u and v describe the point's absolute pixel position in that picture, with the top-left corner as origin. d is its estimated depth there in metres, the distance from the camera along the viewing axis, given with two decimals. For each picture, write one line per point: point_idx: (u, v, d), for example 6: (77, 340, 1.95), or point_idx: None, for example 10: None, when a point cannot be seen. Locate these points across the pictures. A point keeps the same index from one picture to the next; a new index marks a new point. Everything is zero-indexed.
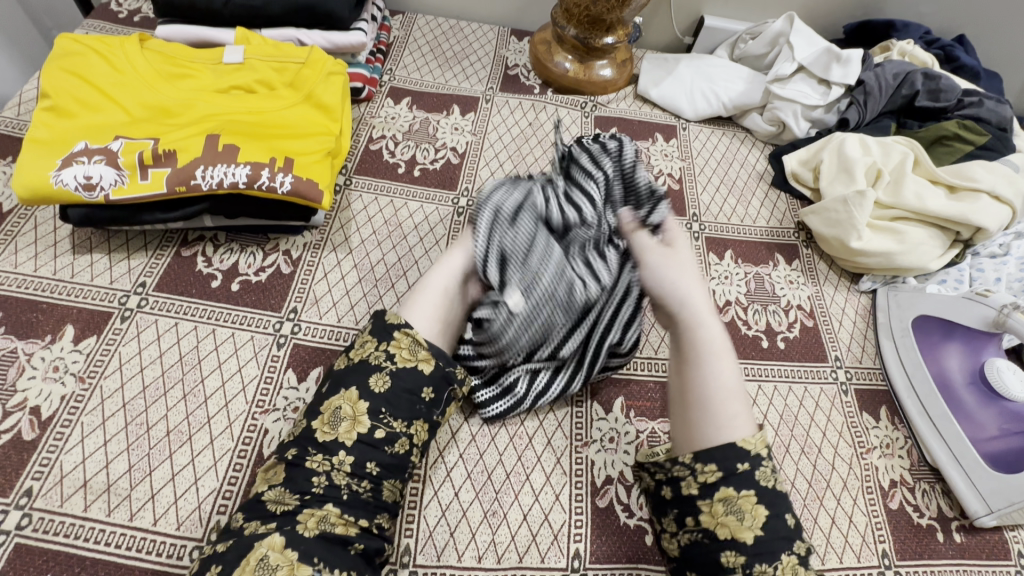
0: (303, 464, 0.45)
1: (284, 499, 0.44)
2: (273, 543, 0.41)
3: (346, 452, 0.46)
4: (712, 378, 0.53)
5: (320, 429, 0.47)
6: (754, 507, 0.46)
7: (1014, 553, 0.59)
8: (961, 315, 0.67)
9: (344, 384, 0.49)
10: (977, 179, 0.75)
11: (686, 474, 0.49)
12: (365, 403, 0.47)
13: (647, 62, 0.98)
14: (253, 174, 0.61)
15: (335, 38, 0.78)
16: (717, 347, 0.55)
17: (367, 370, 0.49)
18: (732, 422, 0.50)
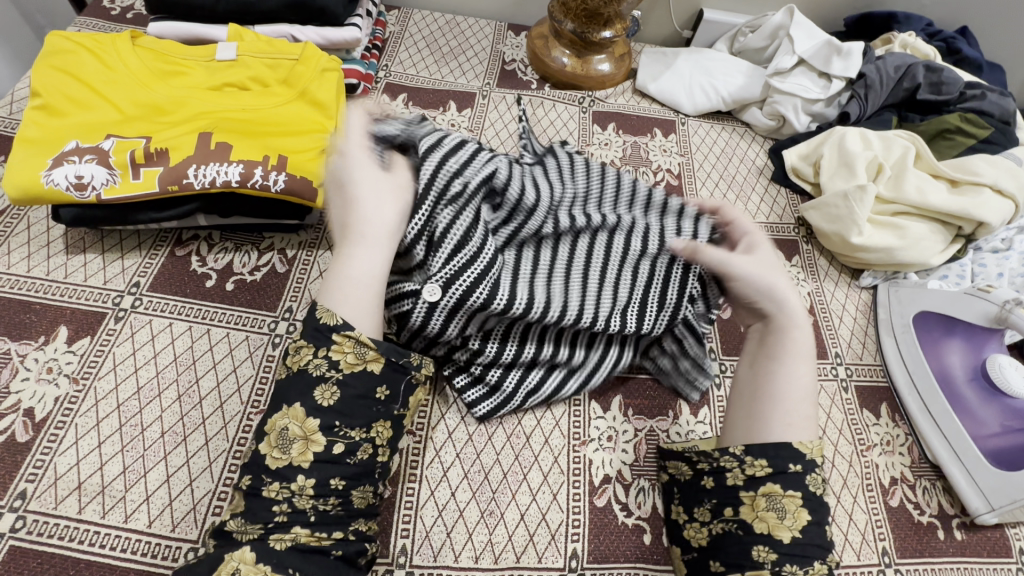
0: (261, 494, 0.44)
1: (248, 529, 0.43)
2: (244, 557, 0.42)
3: (304, 475, 0.44)
4: (791, 376, 0.52)
5: (269, 454, 0.44)
6: (797, 508, 0.46)
7: (1016, 550, 0.59)
8: (963, 311, 0.66)
9: (288, 400, 0.45)
10: (980, 173, 0.74)
11: (733, 466, 0.49)
12: (315, 420, 0.45)
13: (646, 56, 0.96)
14: (246, 172, 0.60)
15: (329, 34, 0.77)
16: (804, 349, 0.53)
17: (311, 385, 0.45)
18: (799, 423, 0.50)
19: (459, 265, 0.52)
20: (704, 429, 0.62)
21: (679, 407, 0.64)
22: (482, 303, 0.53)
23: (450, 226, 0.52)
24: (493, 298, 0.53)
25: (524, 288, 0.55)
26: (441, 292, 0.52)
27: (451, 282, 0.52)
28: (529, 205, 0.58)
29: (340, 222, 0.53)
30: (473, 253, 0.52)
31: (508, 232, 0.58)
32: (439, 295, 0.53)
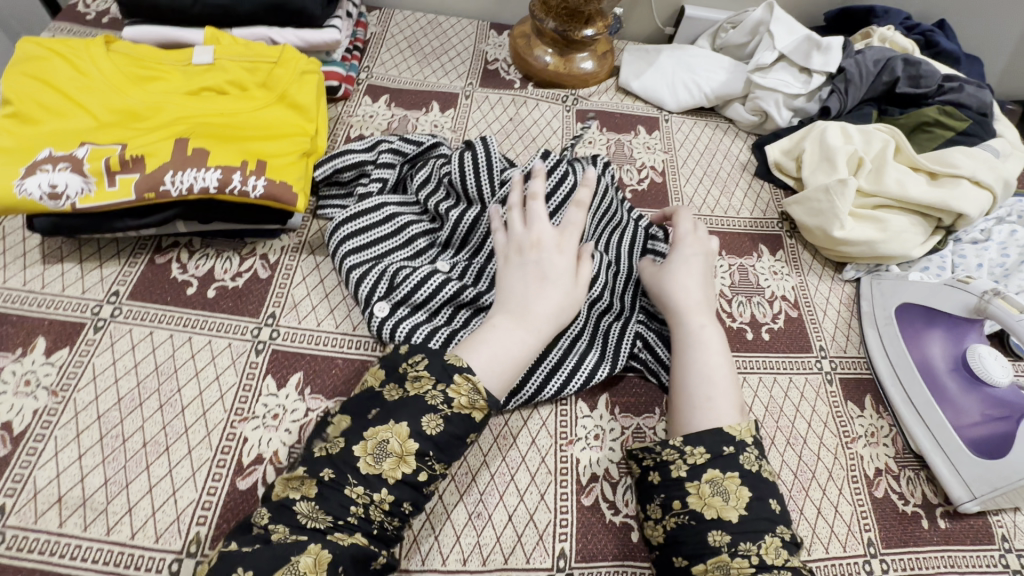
0: (341, 490, 0.44)
1: (317, 516, 0.43)
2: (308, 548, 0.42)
3: (388, 489, 0.45)
4: (694, 363, 0.55)
5: (363, 458, 0.45)
6: (737, 488, 0.47)
7: (998, 537, 0.60)
8: (942, 302, 0.67)
9: (395, 414, 0.46)
10: (957, 166, 0.75)
11: (675, 457, 0.50)
12: (414, 443, 0.45)
13: (628, 53, 0.96)
14: (224, 178, 0.59)
15: (308, 36, 0.76)
16: (708, 340, 0.57)
17: (421, 408, 0.46)
18: (705, 404, 0.52)
19: (471, 255, 0.67)
20: None
21: (666, 404, 0.64)
22: (482, 281, 0.65)
23: (471, 222, 0.67)
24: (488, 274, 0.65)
25: None
26: (454, 273, 0.65)
27: (463, 265, 0.66)
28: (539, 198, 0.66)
29: (514, 297, 0.56)
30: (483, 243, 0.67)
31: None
32: (444, 279, 0.63)
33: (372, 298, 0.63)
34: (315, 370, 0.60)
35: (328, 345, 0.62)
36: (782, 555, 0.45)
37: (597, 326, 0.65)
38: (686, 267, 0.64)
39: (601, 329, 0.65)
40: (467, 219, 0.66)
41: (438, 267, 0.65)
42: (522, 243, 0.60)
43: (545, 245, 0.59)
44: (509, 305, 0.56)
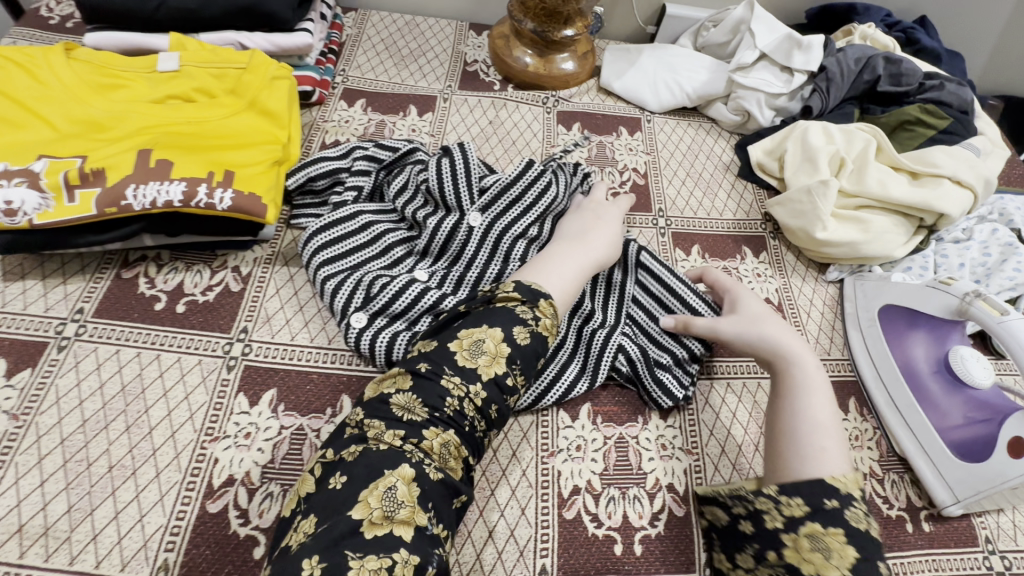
0: (438, 381, 0.49)
1: (413, 409, 0.48)
2: (403, 476, 0.44)
3: (481, 385, 0.50)
4: (803, 413, 0.54)
5: (459, 353, 0.51)
6: (841, 546, 0.44)
7: (982, 539, 0.60)
8: (926, 303, 0.65)
9: (490, 322, 0.52)
10: (938, 165, 0.74)
11: (769, 507, 0.47)
12: (507, 347, 0.51)
13: (610, 53, 0.95)
14: (189, 191, 0.58)
15: (279, 40, 0.74)
16: (812, 388, 0.56)
17: (512, 317, 0.53)
18: (819, 454, 0.50)
19: (450, 263, 0.66)
20: (673, 433, 0.62)
21: (649, 413, 0.63)
22: (461, 290, 0.63)
23: (449, 229, 0.65)
24: (470, 279, 0.64)
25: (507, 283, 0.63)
26: (432, 281, 0.64)
27: (442, 273, 0.65)
28: (521, 202, 0.66)
29: (573, 230, 0.64)
30: (463, 249, 0.65)
31: (502, 226, 0.65)
32: (423, 288, 0.62)
33: (348, 310, 0.61)
34: (289, 386, 0.59)
35: (304, 359, 0.61)
36: None
37: (580, 334, 0.65)
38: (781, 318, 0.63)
39: (585, 337, 0.64)
40: (445, 227, 0.65)
41: (416, 276, 0.64)
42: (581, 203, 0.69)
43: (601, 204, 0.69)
44: (568, 237, 0.63)
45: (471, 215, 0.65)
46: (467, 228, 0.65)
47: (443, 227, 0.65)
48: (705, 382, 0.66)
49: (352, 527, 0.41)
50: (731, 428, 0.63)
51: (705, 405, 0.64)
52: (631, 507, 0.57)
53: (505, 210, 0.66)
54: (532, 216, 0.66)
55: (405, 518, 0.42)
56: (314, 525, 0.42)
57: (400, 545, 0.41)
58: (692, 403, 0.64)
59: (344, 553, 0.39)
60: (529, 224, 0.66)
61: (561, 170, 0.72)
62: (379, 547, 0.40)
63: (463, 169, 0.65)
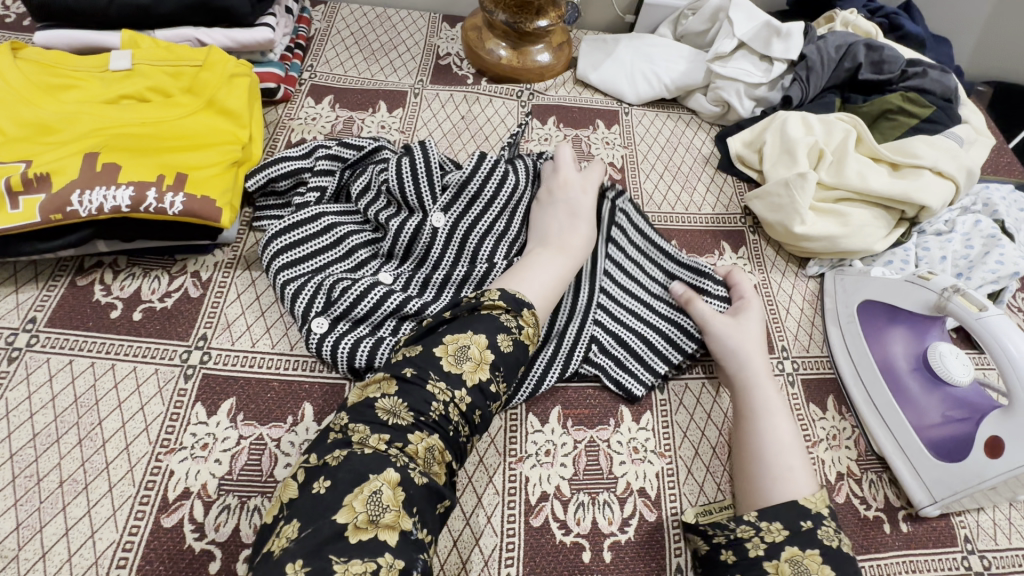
0: (423, 385, 0.47)
1: (399, 413, 0.46)
2: (388, 479, 0.42)
3: (466, 391, 0.48)
4: (767, 434, 0.55)
5: (445, 358, 0.49)
6: (820, 568, 0.45)
7: (961, 538, 0.59)
8: (905, 299, 0.63)
9: (473, 328, 0.50)
10: (919, 156, 0.72)
11: (751, 535, 0.48)
12: (491, 354, 0.49)
13: (586, 44, 0.92)
14: (138, 196, 0.56)
15: (238, 36, 0.71)
16: (773, 406, 0.57)
17: (496, 324, 0.51)
18: (787, 475, 0.52)
19: (416, 266, 0.64)
20: (646, 435, 0.61)
21: (621, 414, 0.62)
22: (427, 292, 0.62)
23: (413, 230, 0.63)
24: (436, 281, 0.62)
25: (473, 284, 0.62)
26: (397, 284, 0.62)
27: (407, 276, 0.63)
28: (484, 197, 0.65)
29: (552, 233, 0.63)
30: (428, 249, 0.63)
31: (467, 225, 0.64)
32: (387, 291, 0.60)
33: (309, 314, 0.59)
34: (249, 395, 0.57)
35: (265, 367, 0.59)
36: None
37: (552, 329, 0.62)
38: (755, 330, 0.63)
39: (557, 330, 0.62)
40: (408, 229, 0.63)
41: (380, 279, 0.62)
42: (546, 189, 0.67)
43: (572, 187, 0.67)
44: (551, 242, 0.62)
45: (433, 214, 0.63)
46: (430, 229, 0.63)
47: (406, 228, 0.63)
48: (680, 382, 0.65)
49: (336, 531, 0.39)
50: (705, 428, 0.62)
51: (679, 406, 0.63)
52: (601, 513, 0.55)
53: (469, 207, 0.64)
54: (495, 212, 0.65)
55: (389, 522, 0.40)
56: (297, 529, 0.40)
57: (385, 549, 0.39)
58: (665, 403, 0.63)
59: (328, 557, 0.38)
60: (494, 220, 0.65)
61: (523, 160, 0.70)
62: (364, 551, 0.38)
63: (422, 167, 0.63)
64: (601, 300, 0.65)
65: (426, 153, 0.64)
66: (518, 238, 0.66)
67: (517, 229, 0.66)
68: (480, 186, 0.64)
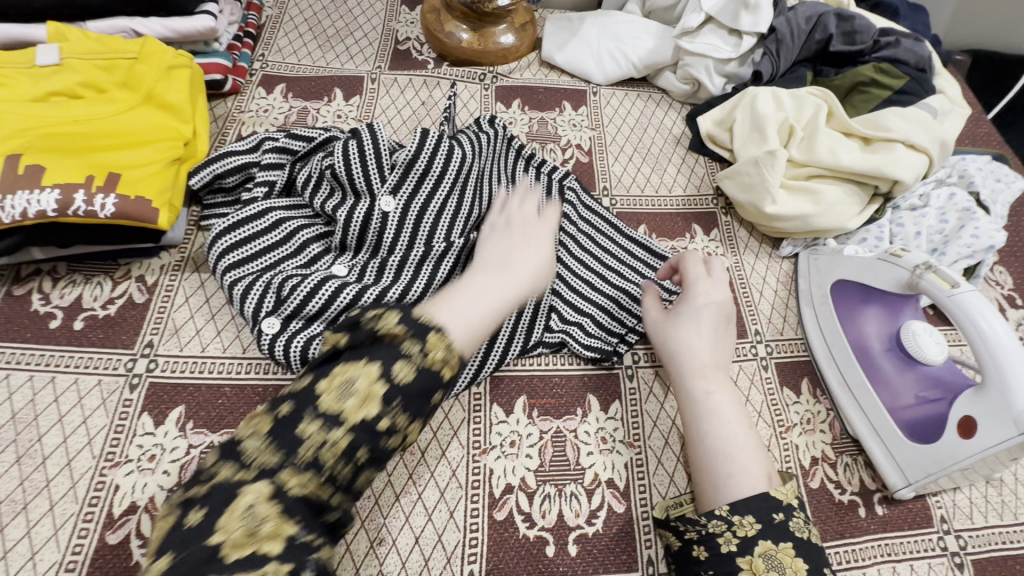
0: (296, 426, 0.39)
1: (264, 455, 0.39)
2: (260, 495, 0.37)
3: (343, 432, 0.40)
4: (705, 437, 0.52)
5: (326, 394, 0.40)
6: (793, 561, 0.44)
7: (937, 519, 0.58)
8: (878, 278, 0.62)
9: (365, 356, 0.42)
10: (891, 129, 0.70)
11: (722, 530, 0.47)
12: (383, 385, 0.41)
13: (551, 24, 0.89)
14: (64, 199, 0.53)
15: (177, 26, 0.68)
16: (711, 404, 0.53)
17: (394, 353, 0.42)
18: (728, 480, 0.49)
19: (371, 254, 0.61)
20: (614, 425, 0.60)
21: (589, 403, 0.61)
22: (385, 277, 0.60)
23: (362, 217, 0.60)
24: (395, 265, 0.60)
25: (432, 261, 0.61)
26: (352, 276, 0.60)
27: (362, 265, 0.60)
28: (434, 173, 0.62)
29: (495, 261, 0.57)
30: (382, 235, 0.61)
31: (419, 206, 0.61)
32: (341, 284, 0.58)
33: (259, 315, 0.57)
34: (198, 403, 0.55)
35: (215, 371, 0.57)
36: None
37: None
38: (704, 314, 0.59)
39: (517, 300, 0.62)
40: (357, 216, 0.60)
41: (334, 273, 0.59)
42: (502, 220, 0.62)
43: (531, 224, 0.62)
44: (492, 272, 0.55)
45: (380, 197, 0.61)
46: (380, 214, 0.60)
47: (355, 216, 0.60)
48: (650, 370, 0.64)
49: (208, 554, 0.34)
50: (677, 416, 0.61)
51: (649, 394, 0.62)
52: (568, 506, 0.55)
53: (419, 185, 0.62)
54: (446, 189, 0.63)
55: (272, 532, 0.36)
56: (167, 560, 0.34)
57: (267, 561, 0.35)
58: (634, 391, 0.62)
59: None
60: (446, 197, 0.63)
61: (468, 134, 0.68)
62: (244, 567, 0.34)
63: (367, 147, 0.61)
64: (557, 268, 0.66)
65: (364, 136, 0.61)
66: (473, 213, 0.64)
67: (469, 205, 0.64)
68: (430, 155, 0.62)
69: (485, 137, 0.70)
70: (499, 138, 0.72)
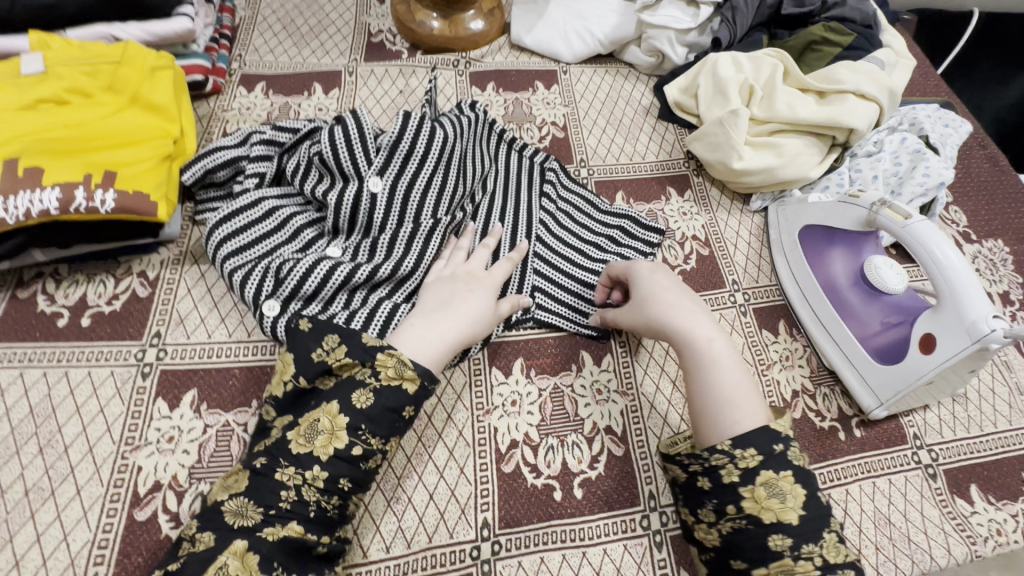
0: (273, 476, 0.45)
1: (246, 513, 0.44)
2: (234, 550, 0.43)
3: (320, 466, 0.46)
4: (707, 391, 0.54)
5: (294, 440, 0.46)
6: (793, 487, 0.47)
7: (911, 436, 0.62)
8: (840, 219, 0.66)
9: (327, 396, 0.48)
10: (843, 81, 0.75)
11: (725, 462, 0.49)
12: (344, 418, 0.47)
13: (518, 8, 0.92)
14: (65, 196, 0.55)
15: (156, 29, 0.70)
16: (707, 359, 0.55)
17: (352, 384, 0.48)
18: (735, 426, 0.51)
19: (363, 235, 0.64)
20: (608, 376, 0.63)
21: (583, 358, 0.64)
22: (378, 255, 0.63)
23: (352, 199, 0.63)
24: (385, 244, 0.63)
25: (422, 237, 0.64)
26: (346, 256, 0.62)
27: (355, 246, 0.63)
28: (419, 153, 0.65)
29: (441, 300, 0.57)
30: (371, 217, 0.63)
31: (405, 185, 0.64)
32: (334, 264, 0.60)
33: (260, 298, 0.59)
34: (209, 385, 0.57)
35: (223, 356, 0.59)
36: (841, 552, 0.46)
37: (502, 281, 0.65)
38: (668, 287, 0.60)
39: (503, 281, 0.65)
40: (347, 199, 0.63)
41: (328, 254, 0.62)
42: (448, 271, 0.62)
43: (477, 276, 0.61)
44: (441, 309, 0.56)
45: (365, 180, 0.63)
46: (369, 195, 0.63)
47: (345, 200, 0.63)
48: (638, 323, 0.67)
49: None
50: (666, 362, 0.65)
51: (637, 346, 0.65)
52: (570, 454, 0.58)
53: (405, 165, 0.64)
54: (431, 168, 0.65)
55: None
56: None
57: None
58: (623, 345, 0.65)
59: None
60: (431, 175, 0.65)
61: (450, 116, 0.71)
62: None
63: (352, 133, 0.63)
64: (538, 246, 0.69)
65: (345, 123, 0.63)
66: (457, 189, 0.67)
67: (454, 182, 0.67)
68: (412, 134, 0.64)
69: (466, 119, 0.72)
70: (481, 122, 0.75)
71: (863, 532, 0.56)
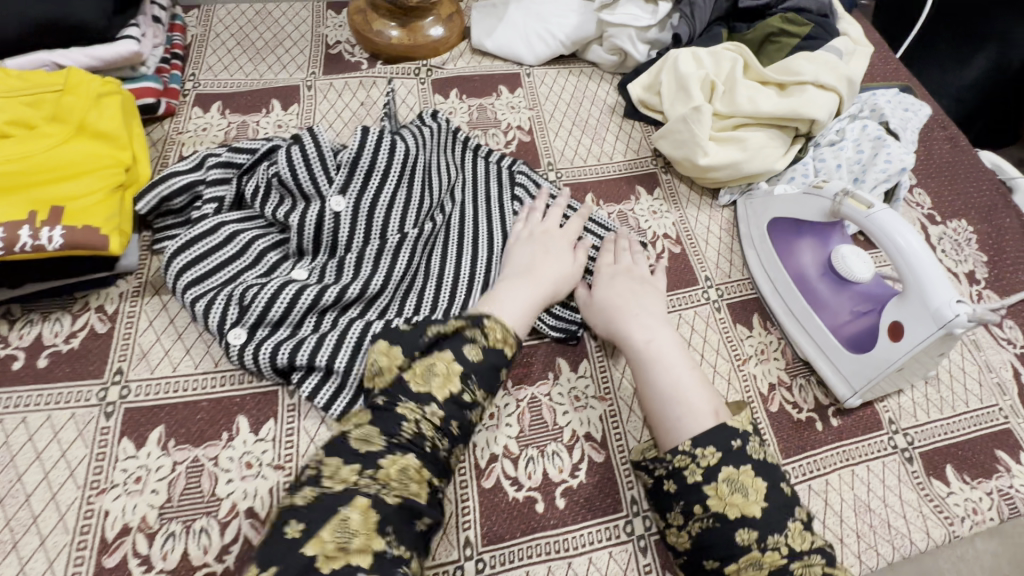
0: (394, 409, 0.48)
1: (371, 439, 0.46)
2: (356, 505, 0.43)
3: (438, 406, 0.48)
4: (652, 390, 0.55)
5: (413, 381, 0.49)
6: (753, 480, 0.48)
7: (886, 421, 0.63)
8: (806, 210, 0.66)
9: (439, 345, 0.51)
10: (802, 72, 0.75)
11: (687, 462, 0.49)
12: (459, 366, 0.50)
13: (477, 12, 0.91)
14: (9, 236, 0.53)
15: (99, 53, 0.67)
16: (652, 358, 0.57)
17: (461, 340, 0.51)
18: (675, 424, 0.52)
19: (329, 254, 0.63)
20: (586, 382, 0.63)
21: (559, 365, 0.64)
22: (345, 274, 0.61)
23: (314, 219, 0.62)
24: (351, 261, 0.62)
25: (389, 253, 0.63)
26: (312, 278, 0.61)
27: (321, 267, 0.62)
28: (380, 168, 0.64)
29: (523, 262, 0.62)
30: (336, 236, 0.62)
31: (368, 201, 0.63)
32: (300, 288, 0.59)
33: (225, 327, 0.58)
34: (177, 421, 0.55)
35: (189, 389, 0.57)
36: (806, 538, 0.46)
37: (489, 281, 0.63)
38: (619, 291, 0.62)
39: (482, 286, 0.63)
40: (309, 219, 0.62)
41: (294, 277, 0.60)
42: (526, 230, 0.66)
43: (553, 234, 0.65)
44: (523, 269, 0.61)
45: (325, 199, 0.62)
46: (331, 214, 0.62)
47: (306, 221, 0.62)
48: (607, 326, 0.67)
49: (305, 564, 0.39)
50: None
51: (614, 351, 0.65)
52: (551, 464, 0.58)
53: (366, 182, 0.63)
54: (393, 183, 0.64)
55: (360, 546, 0.41)
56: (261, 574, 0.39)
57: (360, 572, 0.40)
58: (600, 350, 0.65)
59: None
60: (394, 189, 0.64)
61: (411, 129, 0.70)
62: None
63: (308, 152, 0.62)
64: None
65: (300, 143, 0.63)
66: (423, 203, 0.66)
67: (418, 195, 0.66)
68: (371, 150, 0.64)
69: (428, 131, 0.71)
70: (444, 132, 0.74)
71: (844, 521, 0.57)
